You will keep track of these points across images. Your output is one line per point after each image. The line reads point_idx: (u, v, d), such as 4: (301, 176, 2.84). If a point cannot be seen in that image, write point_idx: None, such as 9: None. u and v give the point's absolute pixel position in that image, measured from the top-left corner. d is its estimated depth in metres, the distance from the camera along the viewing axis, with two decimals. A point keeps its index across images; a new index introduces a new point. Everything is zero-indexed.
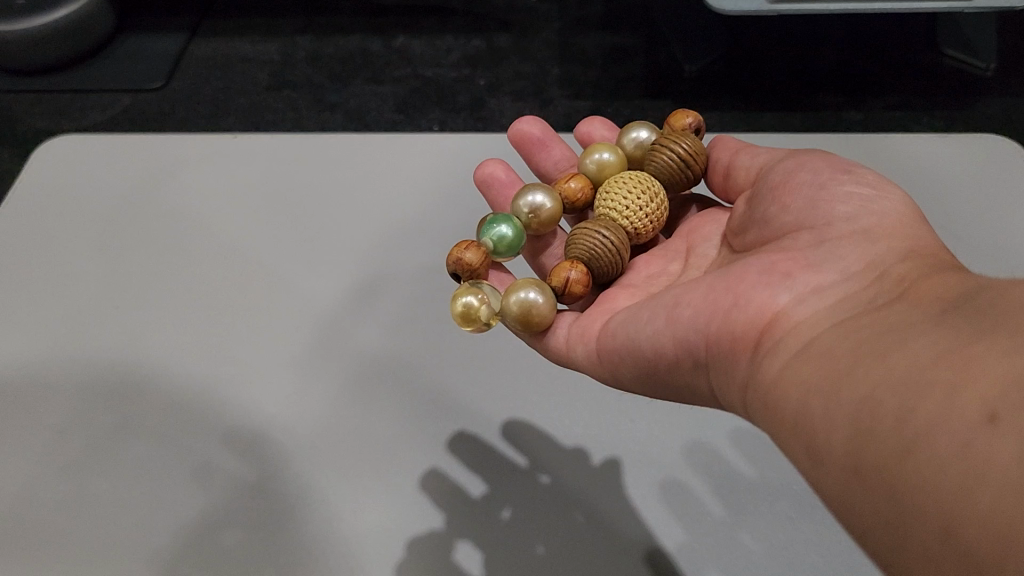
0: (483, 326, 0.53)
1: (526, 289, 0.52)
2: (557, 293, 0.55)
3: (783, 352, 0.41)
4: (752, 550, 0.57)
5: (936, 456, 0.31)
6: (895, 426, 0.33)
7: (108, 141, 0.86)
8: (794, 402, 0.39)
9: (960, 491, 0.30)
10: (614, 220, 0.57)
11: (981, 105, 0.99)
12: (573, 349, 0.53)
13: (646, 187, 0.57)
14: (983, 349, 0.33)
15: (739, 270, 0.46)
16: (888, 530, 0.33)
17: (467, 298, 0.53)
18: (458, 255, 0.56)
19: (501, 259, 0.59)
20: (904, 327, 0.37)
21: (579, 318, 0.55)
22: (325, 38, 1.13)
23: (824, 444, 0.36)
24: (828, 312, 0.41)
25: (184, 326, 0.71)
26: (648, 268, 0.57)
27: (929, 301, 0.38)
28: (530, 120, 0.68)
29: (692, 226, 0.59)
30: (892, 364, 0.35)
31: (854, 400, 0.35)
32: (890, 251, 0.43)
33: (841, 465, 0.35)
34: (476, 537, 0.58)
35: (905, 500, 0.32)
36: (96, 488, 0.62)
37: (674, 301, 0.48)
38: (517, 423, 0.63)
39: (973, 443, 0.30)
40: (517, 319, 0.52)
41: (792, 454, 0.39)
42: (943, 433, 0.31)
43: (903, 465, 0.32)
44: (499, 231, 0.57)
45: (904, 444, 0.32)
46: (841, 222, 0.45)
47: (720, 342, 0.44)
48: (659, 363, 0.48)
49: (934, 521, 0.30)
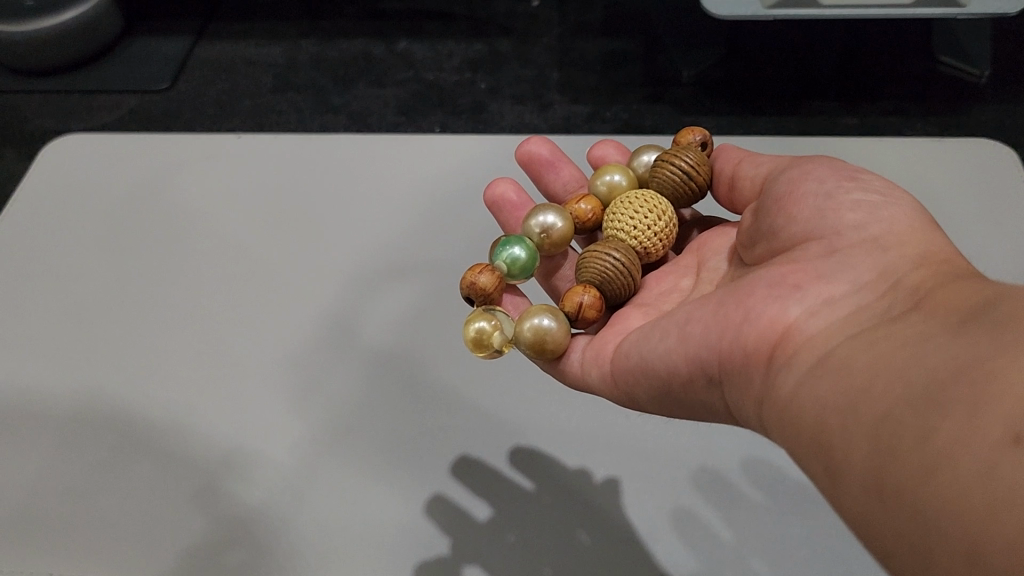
0: (495, 353, 0.53)
1: (540, 315, 0.52)
2: (571, 318, 0.54)
3: (799, 367, 0.40)
4: (753, 560, 0.57)
5: (959, 475, 0.31)
6: (914, 446, 0.33)
7: (114, 143, 0.87)
8: (811, 418, 0.38)
9: (987, 515, 0.29)
10: (624, 239, 0.57)
11: (976, 111, 0.98)
12: (587, 372, 0.53)
13: (653, 205, 0.57)
14: (1003, 362, 0.33)
15: (749, 284, 0.46)
16: (911, 552, 0.32)
17: (479, 323, 0.52)
18: (472, 279, 0.56)
19: (515, 282, 0.58)
20: (922, 340, 0.36)
21: (592, 341, 0.54)
22: (329, 41, 1.13)
23: (844, 462, 0.36)
24: (841, 324, 0.40)
25: (190, 332, 0.71)
26: (660, 286, 0.57)
27: (943, 311, 0.38)
28: (538, 142, 0.68)
29: (703, 240, 0.58)
30: (912, 380, 0.35)
31: (874, 418, 0.35)
32: (902, 259, 0.42)
33: (861, 484, 0.35)
34: (483, 560, 0.58)
35: (929, 525, 0.31)
36: (100, 501, 0.63)
37: (685, 318, 0.47)
38: (527, 449, 0.62)
39: (1001, 464, 0.30)
40: (531, 346, 0.52)
41: (812, 471, 0.38)
42: (965, 453, 0.31)
43: (925, 487, 0.32)
44: (513, 253, 0.56)
45: (927, 464, 0.32)
46: (850, 231, 0.45)
47: (733, 359, 0.43)
48: (673, 381, 0.47)
49: (962, 546, 0.30)
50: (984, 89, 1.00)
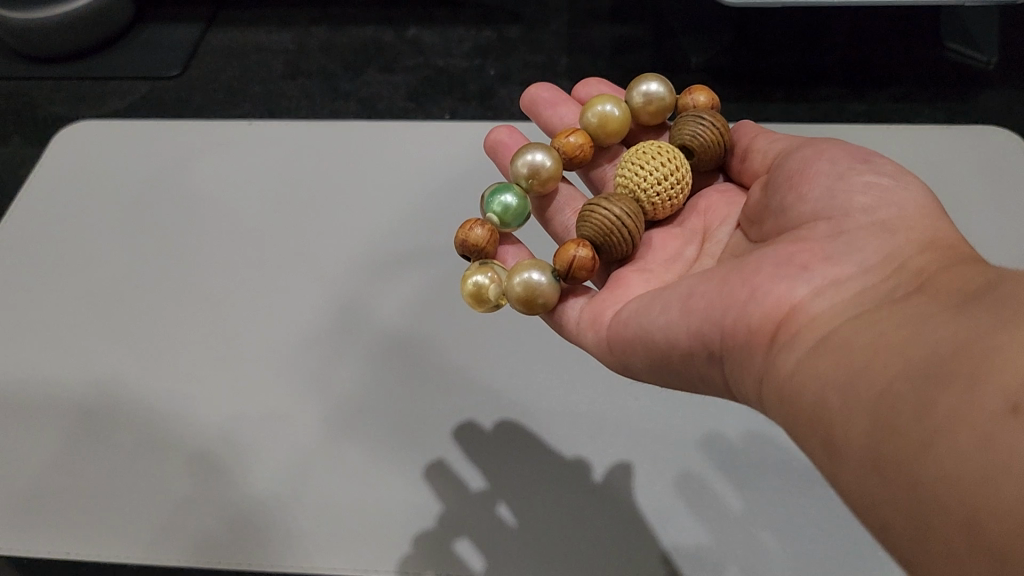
0: (493, 305, 0.55)
1: (529, 270, 0.53)
2: (562, 274, 0.54)
3: (801, 345, 0.41)
4: (758, 536, 0.57)
5: (958, 448, 0.31)
6: (911, 420, 0.33)
7: (127, 129, 0.88)
8: (811, 395, 0.39)
9: (984, 487, 0.30)
10: (631, 193, 0.58)
11: (984, 97, 0.98)
12: (584, 334, 0.54)
13: (676, 172, 0.57)
14: (1004, 338, 0.33)
15: (754, 262, 0.46)
16: (909, 526, 0.33)
17: (477, 277, 0.55)
18: (465, 234, 0.57)
19: (510, 228, 0.59)
20: (922, 319, 0.37)
21: (592, 302, 0.55)
22: (339, 28, 1.14)
23: (843, 437, 0.36)
24: (845, 306, 0.41)
25: (201, 315, 0.72)
26: (664, 250, 0.58)
27: (946, 294, 0.38)
28: (542, 87, 0.70)
29: (710, 204, 0.60)
30: (911, 356, 0.35)
31: (873, 392, 0.35)
32: (909, 244, 0.43)
33: (859, 458, 0.35)
34: (474, 536, 0.59)
35: (926, 497, 0.32)
36: (110, 479, 0.64)
37: (688, 293, 0.48)
38: (531, 430, 0.63)
39: (998, 435, 0.30)
40: (520, 300, 0.53)
41: (810, 448, 0.39)
42: (964, 425, 0.31)
43: (922, 460, 0.32)
44: (503, 201, 0.58)
45: (925, 438, 0.32)
46: (860, 213, 0.45)
47: (735, 335, 0.44)
48: (672, 356, 0.48)
49: (958, 519, 0.30)
50: (992, 76, 1.00)
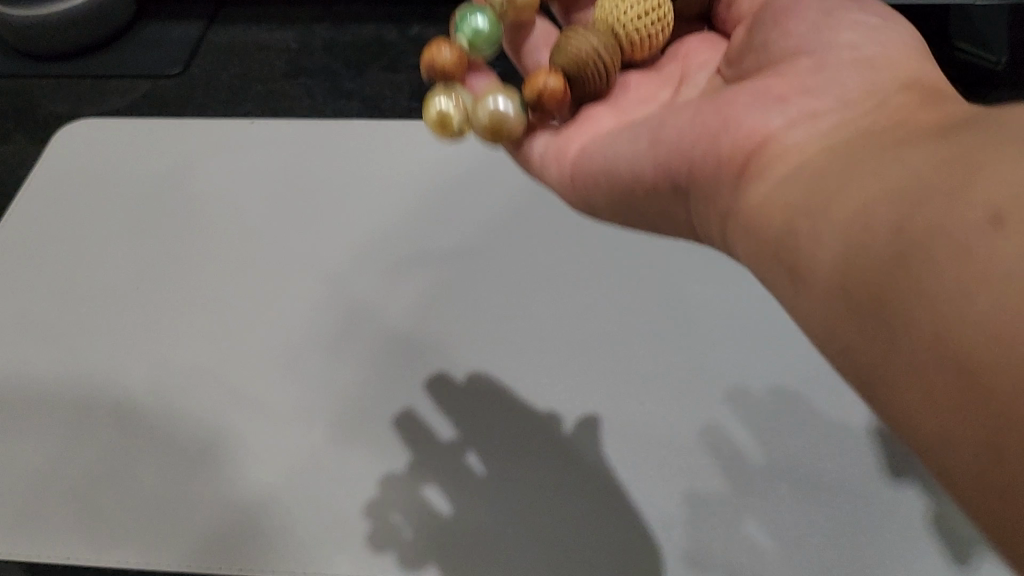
0: (457, 134, 0.54)
1: (496, 97, 0.51)
2: (534, 101, 0.52)
3: (769, 176, 0.38)
4: (766, 547, 0.56)
5: (933, 269, 0.28)
6: (888, 221, 0.30)
7: (127, 127, 0.87)
8: (776, 226, 0.36)
9: (959, 295, 0.26)
10: (609, 25, 0.55)
11: (993, 96, 0.97)
12: (546, 168, 0.54)
13: (659, 10, 0.55)
14: (991, 153, 0.30)
15: (730, 96, 0.44)
16: (871, 362, 0.29)
17: (439, 102, 0.53)
18: (434, 57, 0.55)
19: (481, 56, 0.58)
20: (899, 148, 0.34)
21: (557, 135, 0.54)
22: (342, 26, 1.13)
23: (807, 271, 0.33)
24: (820, 137, 0.39)
25: (204, 316, 0.71)
26: (636, 93, 0.55)
27: (920, 129, 0.35)
28: None
29: (688, 50, 0.57)
30: (890, 176, 0.32)
31: (842, 212, 0.32)
32: (889, 80, 0.41)
33: (825, 293, 0.32)
34: (477, 537, 0.58)
35: (898, 305, 0.28)
36: (106, 479, 0.63)
37: (658, 123, 0.46)
38: (530, 429, 0.62)
39: (974, 246, 0.27)
40: (486, 130, 0.52)
41: (772, 284, 0.36)
42: (940, 239, 0.28)
43: (898, 274, 0.29)
44: (474, 25, 0.56)
45: (899, 260, 0.29)
46: (844, 48, 0.44)
47: (702, 165, 0.42)
48: (636, 185, 0.46)
49: (925, 341, 0.27)
50: (1004, 74, 0.99)
